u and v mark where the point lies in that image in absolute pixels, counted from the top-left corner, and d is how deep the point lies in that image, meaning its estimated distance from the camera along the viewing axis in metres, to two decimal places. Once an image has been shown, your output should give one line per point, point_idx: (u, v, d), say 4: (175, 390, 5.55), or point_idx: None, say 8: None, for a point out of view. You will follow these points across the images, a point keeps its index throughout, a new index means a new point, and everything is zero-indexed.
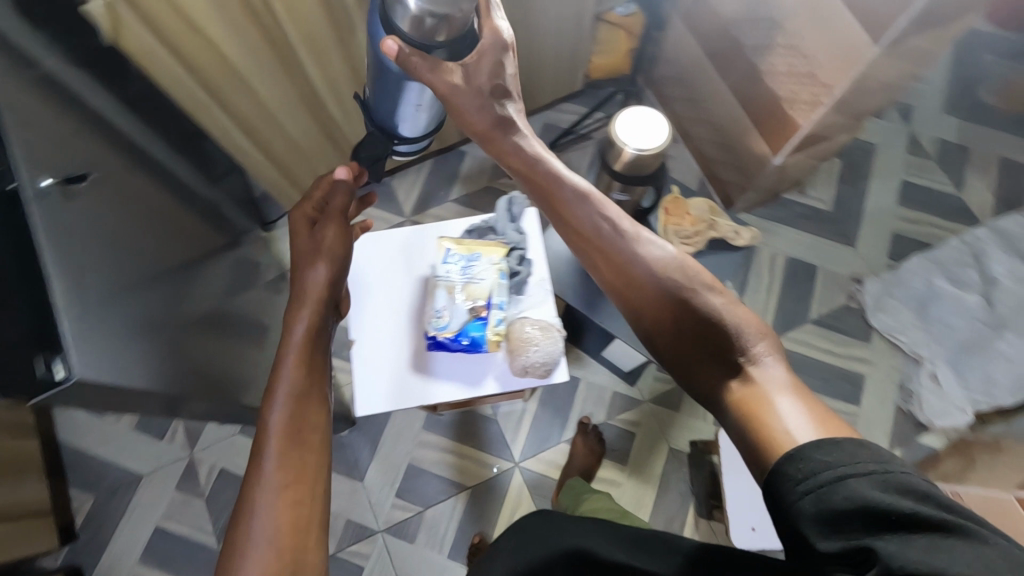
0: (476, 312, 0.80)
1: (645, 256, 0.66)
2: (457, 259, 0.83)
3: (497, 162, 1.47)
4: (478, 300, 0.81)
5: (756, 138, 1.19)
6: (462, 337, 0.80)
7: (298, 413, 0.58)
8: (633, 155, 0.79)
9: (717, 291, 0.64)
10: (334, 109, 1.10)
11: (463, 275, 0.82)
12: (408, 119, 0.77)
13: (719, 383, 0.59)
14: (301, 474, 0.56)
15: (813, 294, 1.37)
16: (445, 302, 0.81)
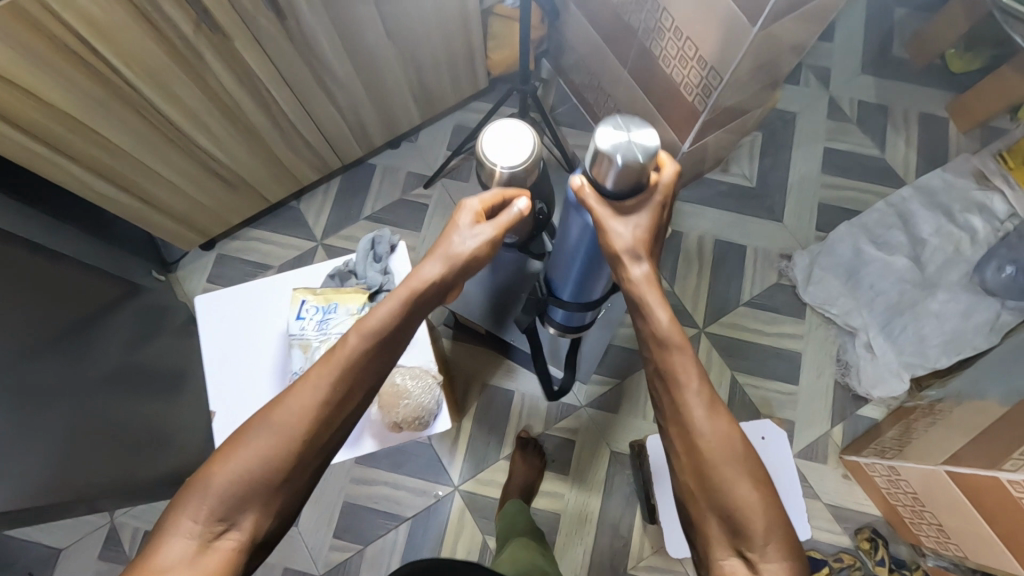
0: None
1: (722, 412, 0.56)
2: (311, 312, 0.69)
3: (409, 172, 1.40)
4: None
5: (663, 124, 1.14)
6: None
7: (347, 377, 0.58)
8: (505, 175, 0.72)
9: (761, 487, 0.54)
10: (206, 143, 1.02)
11: (320, 330, 0.69)
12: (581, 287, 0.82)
13: (718, 541, 0.54)
14: (318, 420, 0.56)
15: (744, 275, 1.34)
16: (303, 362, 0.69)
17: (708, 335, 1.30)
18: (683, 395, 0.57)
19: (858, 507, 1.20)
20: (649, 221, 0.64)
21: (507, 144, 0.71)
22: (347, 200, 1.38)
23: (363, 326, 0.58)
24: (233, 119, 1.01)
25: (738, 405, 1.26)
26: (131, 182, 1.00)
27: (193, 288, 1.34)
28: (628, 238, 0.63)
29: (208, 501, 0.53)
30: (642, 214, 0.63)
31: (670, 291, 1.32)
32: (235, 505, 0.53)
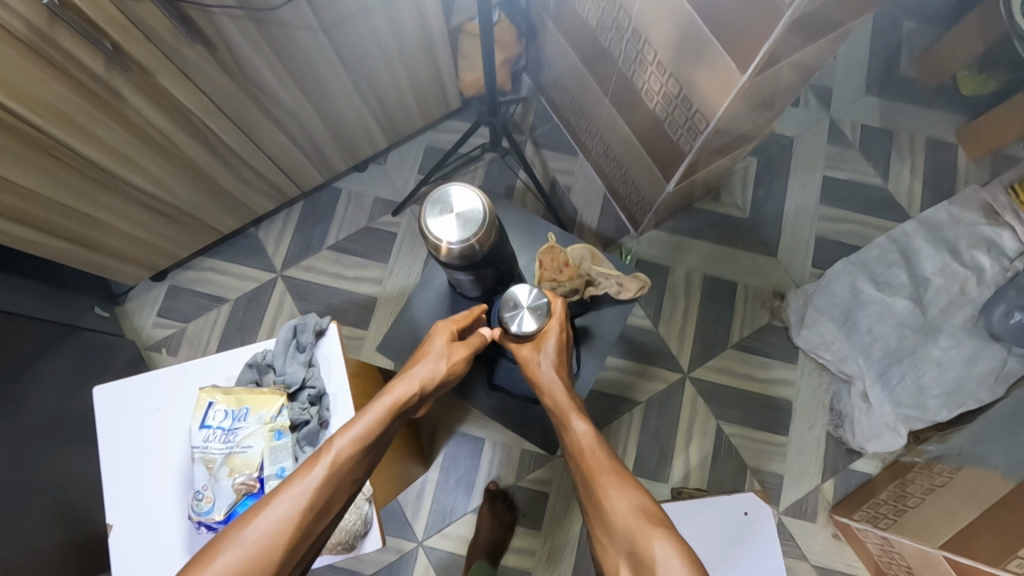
0: (247, 487, 0.60)
1: (627, 493, 0.53)
2: (221, 420, 0.62)
3: (376, 198, 1.30)
4: (248, 472, 0.60)
5: (648, 160, 1.04)
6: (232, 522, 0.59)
7: (334, 481, 0.51)
8: (453, 250, 0.63)
9: (676, 543, 0.48)
10: (138, 181, 0.92)
11: (229, 441, 0.62)
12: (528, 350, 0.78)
13: None
14: (298, 531, 0.48)
15: (734, 315, 1.25)
16: (206, 479, 0.61)
17: (693, 380, 1.22)
18: (598, 475, 0.56)
19: (847, 570, 1.13)
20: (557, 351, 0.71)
21: (455, 218, 0.63)
22: (309, 228, 1.29)
23: (349, 430, 0.53)
24: (169, 156, 0.91)
25: (723, 457, 1.18)
26: (54, 225, 0.90)
27: (143, 323, 1.25)
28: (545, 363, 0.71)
29: None
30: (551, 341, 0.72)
31: (653, 332, 1.24)
32: None
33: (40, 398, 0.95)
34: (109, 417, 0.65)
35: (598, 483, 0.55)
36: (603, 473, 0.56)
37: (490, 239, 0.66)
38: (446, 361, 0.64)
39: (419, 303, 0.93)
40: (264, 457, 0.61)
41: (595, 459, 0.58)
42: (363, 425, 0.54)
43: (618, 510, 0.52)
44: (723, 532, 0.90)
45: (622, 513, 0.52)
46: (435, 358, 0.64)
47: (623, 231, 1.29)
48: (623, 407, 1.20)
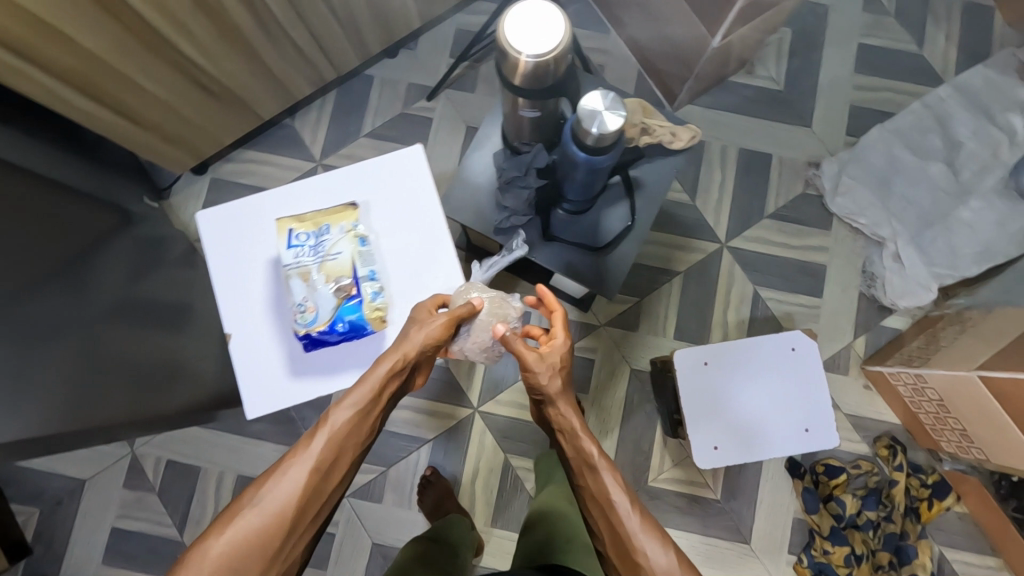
0: (345, 292, 0.60)
1: (621, 496, 0.58)
2: (306, 237, 0.61)
3: (410, 83, 1.30)
4: (342, 278, 0.61)
5: (691, 18, 1.03)
6: (339, 326, 0.61)
7: (338, 445, 0.55)
8: (531, 64, 0.64)
9: (669, 548, 0.56)
10: (192, 51, 0.92)
11: (316, 254, 0.61)
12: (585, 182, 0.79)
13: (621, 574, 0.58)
14: (320, 485, 0.54)
15: (770, 185, 1.28)
16: (304, 291, 0.60)
17: (730, 250, 1.25)
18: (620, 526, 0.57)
19: (877, 416, 1.21)
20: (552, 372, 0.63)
21: (536, 31, 0.64)
22: (346, 116, 1.29)
23: (353, 398, 0.57)
24: (220, 24, 0.91)
25: (760, 321, 1.23)
26: (114, 96, 0.91)
27: (190, 215, 1.27)
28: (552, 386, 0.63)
29: (214, 549, 0.50)
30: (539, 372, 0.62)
31: (691, 206, 1.26)
32: (268, 532, 0.51)
33: (138, 265, 0.99)
34: (217, 235, 0.65)
35: (605, 484, 0.59)
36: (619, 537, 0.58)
37: (562, 66, 0.69)
38: (425, 328, 0.59)
39: (474, 164, 0.95)
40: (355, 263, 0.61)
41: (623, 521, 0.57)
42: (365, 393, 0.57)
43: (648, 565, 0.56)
44: (775, 367, 0.95)
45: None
46: (425, 335, 0.59)
47: (659, 106, 1.29)
48: (665, 278, 1.24)
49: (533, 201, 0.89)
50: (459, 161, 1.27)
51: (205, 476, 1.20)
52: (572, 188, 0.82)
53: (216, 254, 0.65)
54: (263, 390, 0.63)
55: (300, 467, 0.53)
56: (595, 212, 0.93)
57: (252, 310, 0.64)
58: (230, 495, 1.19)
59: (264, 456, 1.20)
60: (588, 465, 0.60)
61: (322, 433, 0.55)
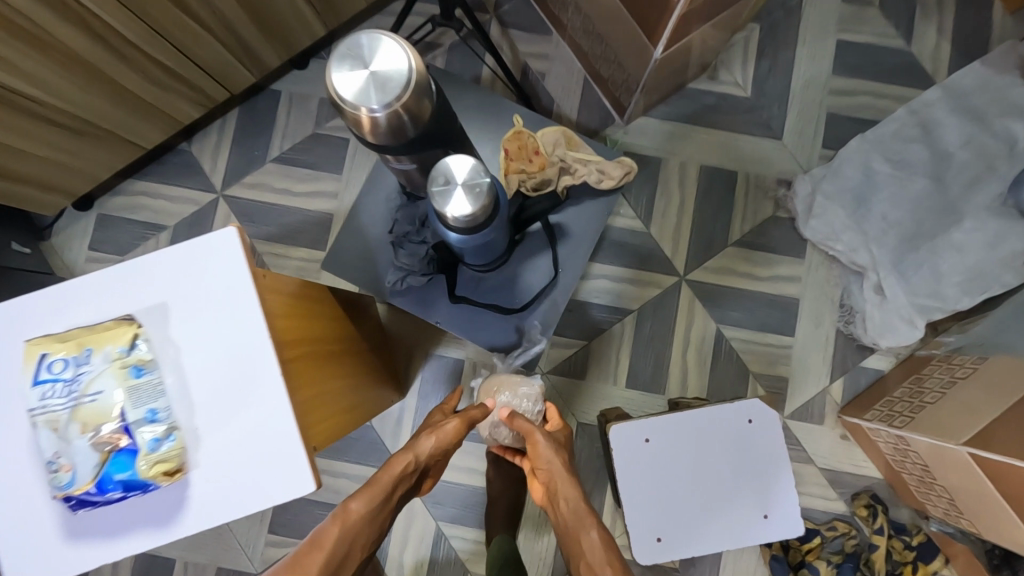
0: (108, 445, 0.46)
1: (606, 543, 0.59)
2: (59, 370, 0.47)
3: (322, 99, 1.13)
4: (101, 427, 0.46)
5: (629, 23, 0.86)
6: (104, 488, 0.46)
7: (348, 541, 0.55)
8: (377, 118, 0.50)
9: None
10: (13, 80, 0.76)
11: (71, 396, 0.47)
12: (485, 248, 0.64)
13: None
14: None
15: (734, 208, 1.12)
16: (55, 445, 0.46)
17: (689, 283, 1.10)
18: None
19: (855, 470, 1.07)
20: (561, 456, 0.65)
21: (372, 76, 0.49)
22: (249, 140, 1.13)
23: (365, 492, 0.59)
24: (43, 47, 0.74)
25: (723, 364, 1.09)
26: None
27: (76, 257, 1.12)
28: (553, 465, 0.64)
29: None
30: (545, 446, 0.65)
31: (645, 234, 1.11)
32: None
33: None
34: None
35: (597, 544, 0.59)
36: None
37: (424, 113, 0.54)
38: (435, 432, 0.67)
39: (367, 210, 0.79)
40: (123, 402, 0.46)
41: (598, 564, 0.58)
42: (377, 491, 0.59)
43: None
44: (723, 441, 0.81)
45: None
46: (437, 437, 0.67)
47: (607, 120, 1.13)
48: (615, 318, 1.10)
49: (433, 259, 0.74)
50: None
51: None
52: (472, 254, 0.67)
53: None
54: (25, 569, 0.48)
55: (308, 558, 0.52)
56: (511, 266, 0.78)
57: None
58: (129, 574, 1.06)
59: None
60: (581, 533, 0.60)
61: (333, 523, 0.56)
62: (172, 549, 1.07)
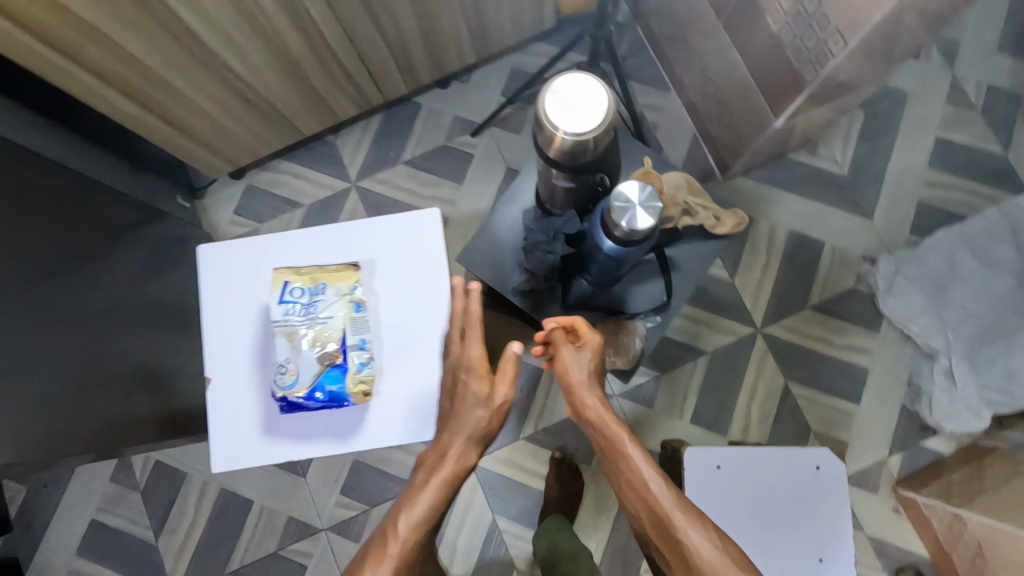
0: (329, 359, 0.71)
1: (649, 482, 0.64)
2: (299, 297, 0.72)
3: (456, 117, 1.27)
4: (327, 343, 0.71)
5: (755, 93, 0.97)
6: (317, 392, 0.71)
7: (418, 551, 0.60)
8: (568, 142, 0.60)
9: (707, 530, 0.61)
10: (236, 64, 0.91)
11: (306, 315, 0.72)
12: (612, 266, 0.72)
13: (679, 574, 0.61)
14: None
15: (817, 274, 1.19)
16: (289, 352, 0.71)
17: (764, 336, 1.17)
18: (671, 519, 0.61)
19: (902, 545, 1.10)
20: (593, 368, 0.71)
21: (576, 109, 0.59)
22: (387, 141, 1.27)
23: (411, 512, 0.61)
24: (267, 41, 0.90)
25: (786, 418, 1.15)
26: (156, 100, 0.91)
27: (219, 218, 1.27)
28: (586, 383, 0.70)
29: None
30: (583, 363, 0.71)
31: (729, 283, 1.19)
32: None
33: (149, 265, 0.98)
34: (209, 269, 0.76)
35: (641, 480, 0.64)
36: (681, 510, 0.62)
37: (602, 146, 0.63)
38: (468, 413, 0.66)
39: (501, 217, 0.91)
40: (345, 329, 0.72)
41: (662, 503, 0.62)
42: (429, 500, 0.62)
43: (697, 549, 0.59)
44: (797, 485, 0.87)
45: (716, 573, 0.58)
46: (467, 436, 0.65)
47: (708, 174, 1.23)
48: (689, 356, 1.17)
49: (557, 267, 0.84)
50: (494, 203, 1.24)
51: (189, 483, 1.18)
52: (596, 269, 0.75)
53: (210, 290, 0.75)
54: (233, 446, 0.74)
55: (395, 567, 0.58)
56: (622, 286, 0.87)
57: (232, 360, 0.75)
58: (211, 507, 1.17)
59: (250, 474, 1.17)
60: (626, 463, 0.66)
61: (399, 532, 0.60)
62: (252, 491, 1.17)
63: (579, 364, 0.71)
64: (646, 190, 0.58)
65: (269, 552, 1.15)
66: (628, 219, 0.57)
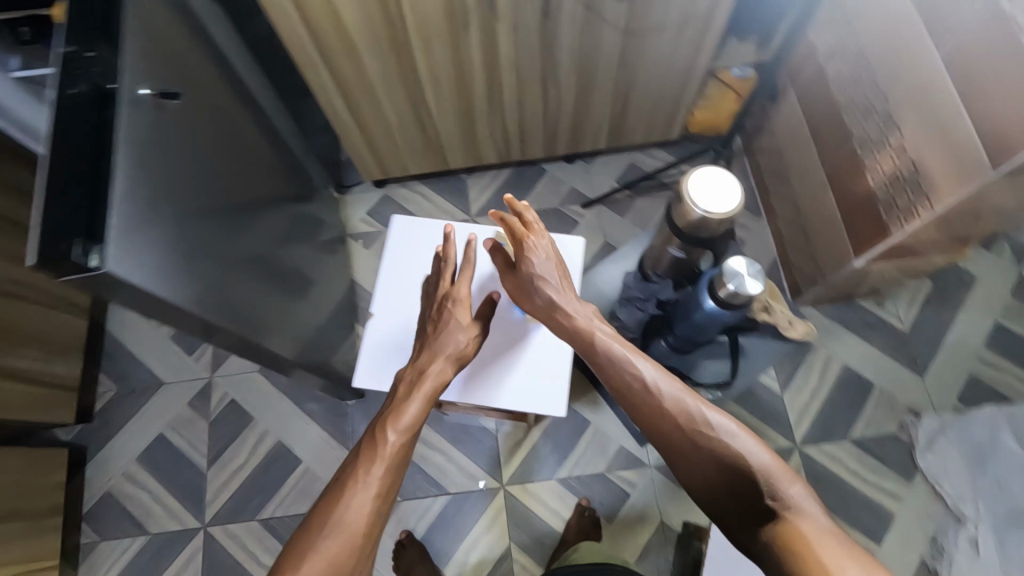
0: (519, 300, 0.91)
1: (677, 396, 0.68)
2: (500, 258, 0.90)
3: (573, 188, 1.47)
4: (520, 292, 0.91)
5: (842, 234, 1.12)
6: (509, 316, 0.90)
7: (393, 462, 0.71)
8: (698, 216, 0.76)
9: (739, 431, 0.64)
10: (430, 98, 1.13)
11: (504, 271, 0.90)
12: (693, 328, 0.86)
13: (725, 490, 0.63)
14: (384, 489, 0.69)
15: (861, 412, 1.27)
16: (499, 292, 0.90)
17: (801, 454, 1.24)
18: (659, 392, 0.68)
19: None
20: (560, 277, 0.81)
21: (713, 194, 0.75)
22: (510, 192, 1.48)
23: (399, 425, 0.73)
24: (460, 87, 1.12)
25: None
26: (360, 107, 1.14)
27: (353, 214, 1.48)
28: (566, 302, 0.79)
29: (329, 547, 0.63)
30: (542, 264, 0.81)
31: (778, 396, 1.28)
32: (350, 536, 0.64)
33: (302, 230, 1.17)
34: (394, 239, 0.99)
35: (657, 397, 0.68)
36: (678, 406, 0.67)
37: (722, 228, 0.79)
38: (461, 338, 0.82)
39: (604, 272, 1.07)
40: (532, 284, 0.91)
41: (668, 399, 0.68)
42: (410, 417, 0.74)
43: (713, 435, 0.64)
44: None
45: (735, 451, 0.63)
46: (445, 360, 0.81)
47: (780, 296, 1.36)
48: None
49: (642, 324, 1.00)
50: (586, 266, 1.40)
51: (251, 428, 1.29)
52: (678, 328, 0.89)
53: (393, 255, 0.98)
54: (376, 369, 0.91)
55: (375, 464, 0.70)
56: (692, 356, 0.99)
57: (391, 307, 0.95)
58: (262, 455, 1.27)
59: (306, 436, 1.28)
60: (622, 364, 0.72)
61: (386, 442, 0.71)
62: (303, 452, 1.27)
63: (542, 301, 0.80)
64: (752, 265, 0.73)
65: (299, 512, 1.23)
66: (736, 284, 0.71)
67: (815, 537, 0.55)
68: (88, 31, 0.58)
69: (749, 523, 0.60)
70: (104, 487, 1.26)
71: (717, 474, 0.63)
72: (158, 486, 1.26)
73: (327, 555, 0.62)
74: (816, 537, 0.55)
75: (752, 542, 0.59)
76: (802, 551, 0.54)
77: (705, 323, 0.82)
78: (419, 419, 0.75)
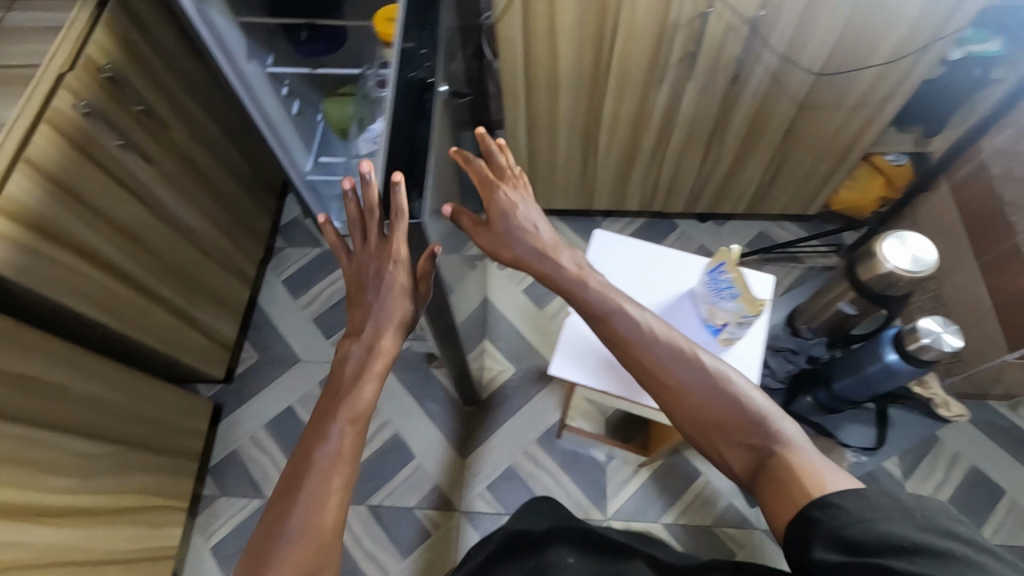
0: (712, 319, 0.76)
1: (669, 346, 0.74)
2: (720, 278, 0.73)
3: (703, 246, 1.53)
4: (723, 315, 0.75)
5: (994, 327, 1.12)
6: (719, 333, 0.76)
7: (345, 436, 0.70)
8: (888, 271, 0.81)
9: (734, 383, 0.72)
10: (602, 140, 1.24)
11: (716, 292, 0.74)
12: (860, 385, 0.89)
13: (730, 438, 0.71)
14: (344, 469, 0.69)
15: (990, 517, 1.22)
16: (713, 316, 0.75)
17: None
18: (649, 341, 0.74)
19: None
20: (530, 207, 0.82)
21: (911, 254, 0.80)
22: (641, 240, 1.55)
23: (352, 404, 0.72)
24: (632, 135, 1.23)
25: None
26: (537, 140, 1.26)
27: None
28: (556, 249, 0.81)
29: (298, 526, 0.65)
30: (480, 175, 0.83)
31: (899, 483, 1.25)
32: (326, 514, 0.66)
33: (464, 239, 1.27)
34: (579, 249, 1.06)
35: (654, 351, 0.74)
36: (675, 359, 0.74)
37: (906, 290, 0.83)
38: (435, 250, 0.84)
39: None
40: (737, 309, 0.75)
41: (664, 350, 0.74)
42: (366, 397, 0.74)
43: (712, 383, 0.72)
44: None
45: (744, 401, 0.71)
46: (393, 326, 0.78)
47: None
48: None
49: (791, 376, 1.01)
50: None
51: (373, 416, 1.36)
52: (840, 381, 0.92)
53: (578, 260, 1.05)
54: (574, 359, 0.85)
55: (330, 441, 0.69)
56: (838, 417, 1.00)
57: None
58: (379, 445, 1.33)
59: (423, 434, 1.34)
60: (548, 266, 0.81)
61: (338, 422, 0.71)
62: (417, 448, 1.32)
63: (527, 250, 0.80)
64: (947, 326, 0.78)
65: (405, 506, 1.27)
66: (933, 338, 0.77)
67: (801, 469, 0.65)
68: (416, 30, 0.70)
69: (752, 466, 0.69)
70: (232, 445, 1.34)
71: (716, 423, 0.72)
72: (280, 454, 1.33)
73: (305, 535, 0.65)
74: (802, 469, 0.65)
75: (752, 480, 0.69)
76: (794, 483, 0.64)
77: (881, 379, 0.85)
78: (370, 401, 0.74)
